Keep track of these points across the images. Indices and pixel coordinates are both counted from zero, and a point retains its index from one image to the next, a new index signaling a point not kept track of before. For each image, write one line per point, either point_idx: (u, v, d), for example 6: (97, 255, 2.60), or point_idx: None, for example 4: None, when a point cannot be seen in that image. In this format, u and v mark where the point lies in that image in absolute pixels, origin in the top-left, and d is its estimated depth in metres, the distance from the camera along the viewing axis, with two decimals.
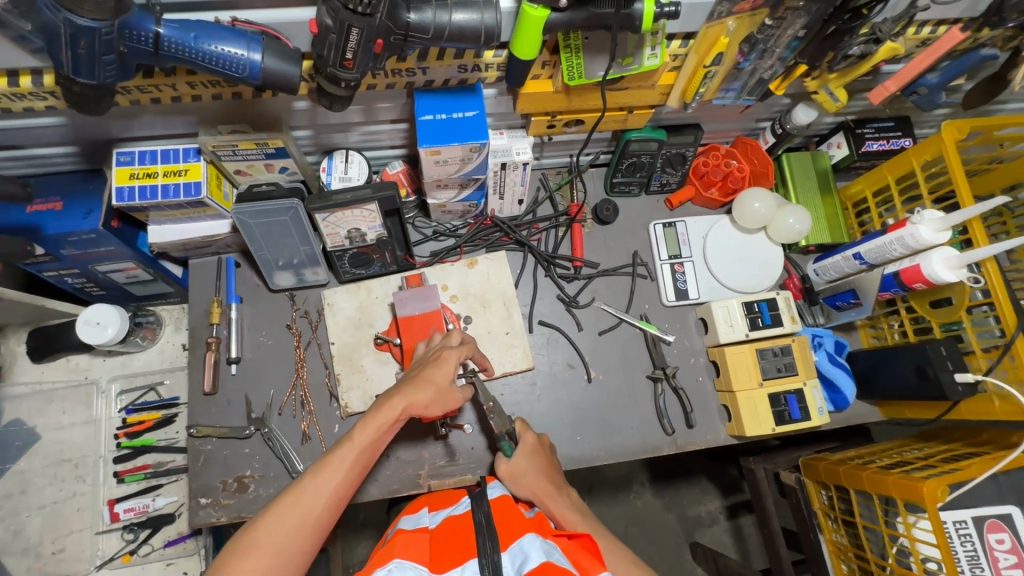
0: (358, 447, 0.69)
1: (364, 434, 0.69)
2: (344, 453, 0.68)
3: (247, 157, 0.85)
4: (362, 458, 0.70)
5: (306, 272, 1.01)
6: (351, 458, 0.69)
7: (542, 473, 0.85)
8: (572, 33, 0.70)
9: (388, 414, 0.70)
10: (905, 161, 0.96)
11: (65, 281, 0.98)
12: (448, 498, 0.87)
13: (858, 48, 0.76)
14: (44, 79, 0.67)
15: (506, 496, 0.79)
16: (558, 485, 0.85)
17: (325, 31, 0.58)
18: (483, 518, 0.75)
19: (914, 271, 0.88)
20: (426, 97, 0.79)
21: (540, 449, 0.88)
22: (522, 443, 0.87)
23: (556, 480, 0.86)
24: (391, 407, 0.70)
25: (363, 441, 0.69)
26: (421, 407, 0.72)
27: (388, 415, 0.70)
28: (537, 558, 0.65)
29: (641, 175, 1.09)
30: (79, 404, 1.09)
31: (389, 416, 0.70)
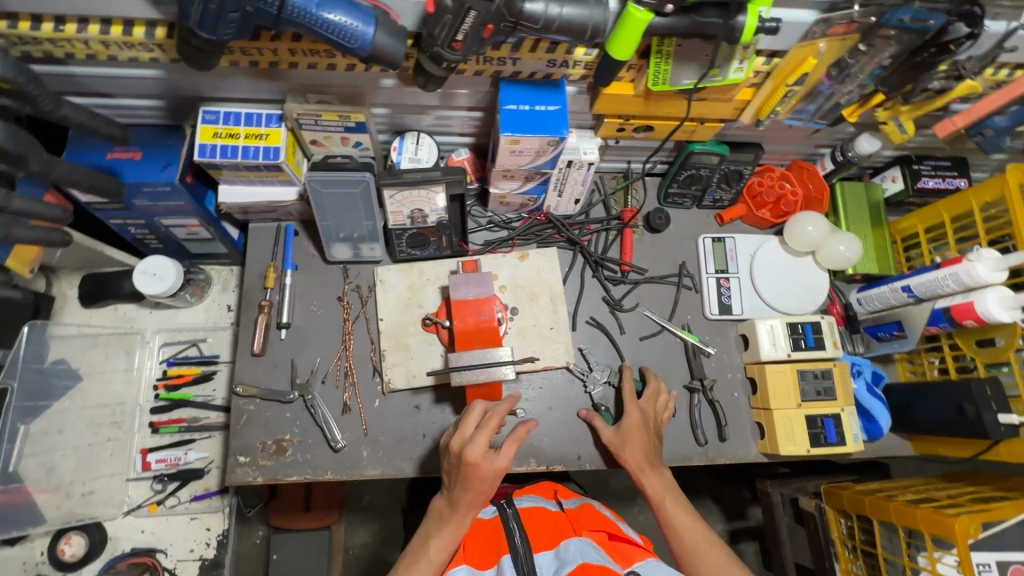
0: (489, 475, 0.75)
1: (482, 468, 0.75)
2: (475, 478, 0.75)
3: (327, 128, 0.87)
4: (489, 480, 0.76)
5: (363, 248, 1.03)
6: (484, 482, 0.75)
7: (643, 447, 0.91)
8: (666, 39, 0.71)
9: (505, 451, 0.76)
10: (964, 201, 0.98)
11: (128, 230, 1.01)
12: None
13: (937, 82, 0.79)
14: (157, 31, 0.69)
15: (536, 505, 0.81)
16: (653, 459, 0.91)
17: (443, 12, 0.61)
18: (514, 524, 0.76)
19: (966, 307, 0.89)
20: (511, 87, 0.81)
21: (642, 424, 0.93)
22: (627, 417, 0.93)
23: (653, 457, 0.91)
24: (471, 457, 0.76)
25: (491, 471, 0.75)
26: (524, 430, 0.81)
27: (508, 448, 0.77)
28: (573, 560, 0.68)
29: (696, 189, 1.11)
30: (122, 351, 1.10)
31: (511, 445, 0.77)
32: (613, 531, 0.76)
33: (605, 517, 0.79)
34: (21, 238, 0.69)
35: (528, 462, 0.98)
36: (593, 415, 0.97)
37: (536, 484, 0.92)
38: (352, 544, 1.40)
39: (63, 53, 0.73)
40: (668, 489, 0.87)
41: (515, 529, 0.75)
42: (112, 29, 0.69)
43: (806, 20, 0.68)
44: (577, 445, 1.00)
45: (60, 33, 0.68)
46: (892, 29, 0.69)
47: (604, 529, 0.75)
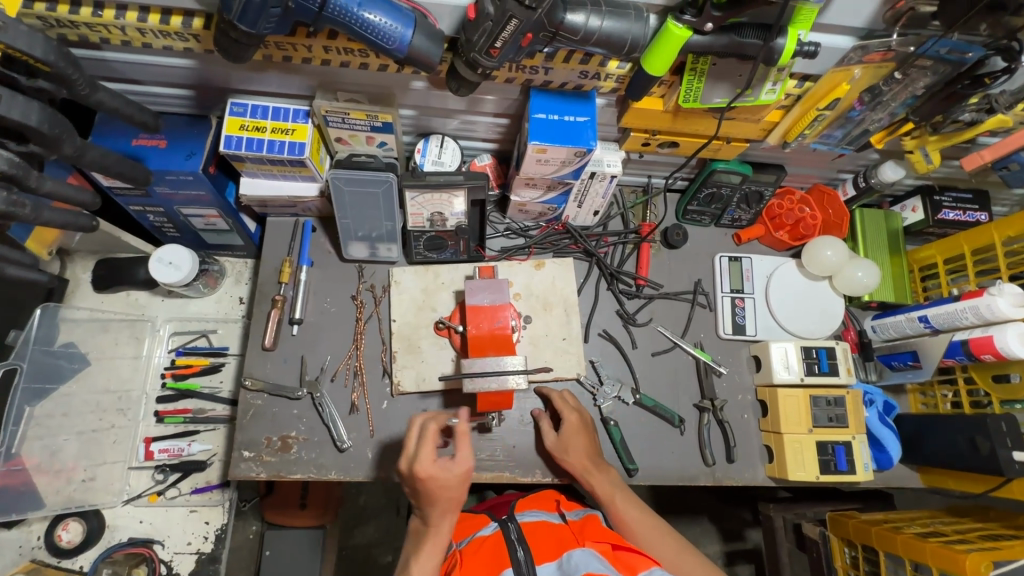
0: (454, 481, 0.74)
1: (440, 478, 0.74)
2: (436, 488, 0.74)
3: (353, 127, 0.87)
4: (459, 486, 0.75)
5: (380, 248, 1.03)
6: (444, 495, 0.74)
7: (581, 450, 0.90)
8: (701, 57, 0.71)
9: (461, 450, 0.76)
10: (986, 234, 0.98)
11: (147, 217, 1.01)
12: (473, 524, 0.85)
13: (968, 114, 0.78)
14: (194, 22, 0.70)
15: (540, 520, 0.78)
16: (597, 460, 0.90)
17: (484, 17, 0.61)
18: (516, 537, 0.73)
19: (985, 341, 0.88)
20: (542, 96, 0.81)
21: (584, 427, 0.92)
22: (566, 421, 0.92)
23: (596, 458, 0.90)
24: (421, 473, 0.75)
25: (450, 476, 0.74)
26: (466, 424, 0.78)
27: (464, 446, 0.76)
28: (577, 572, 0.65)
29: (715, 207, 1.11)
30: (131, 338, 1.09)
31: (465, 442, 0.77)
32: (617, 542, 0.73)
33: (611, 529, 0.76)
34: (45, 220, 0.69)
35: (533, 473, 0.97)
36: (542, 415, 0.96)
37: (537, 495, 0.91)
38: (350, 544, 1.39)
39: (98, 38, 0.74)
40: (616, 488, 0.87)
41: (517, 543, 0.71)
42: (151, 17, 0.69)
43: (843, 46, 0.68)
44: None
45: (99, 18, 0.69)
46: (929, 59, 0.68)
47: (608, 540, 0.72)
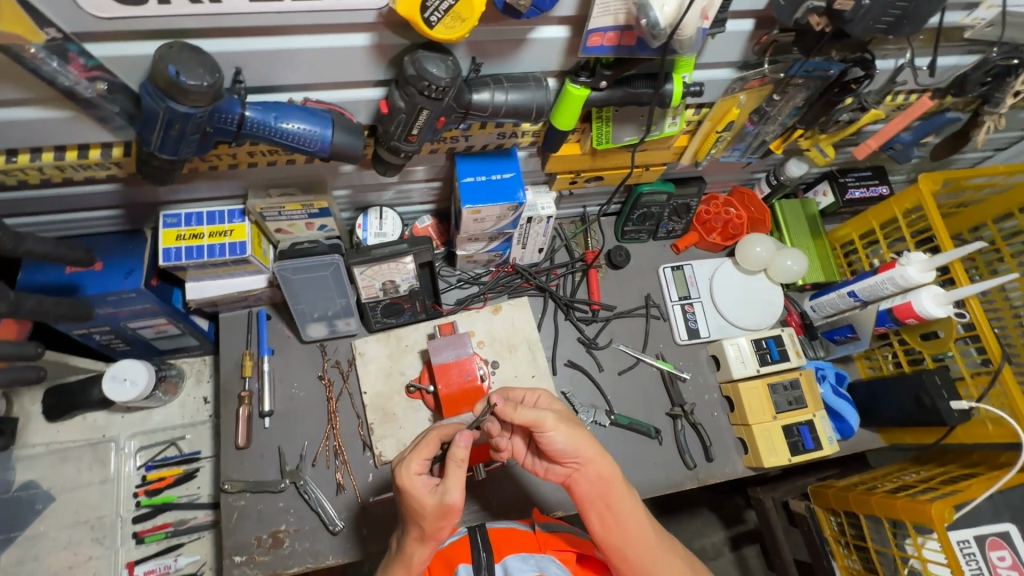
0: (427, 509, 0.69)
1: (418, 493, 0.71)
2: (441, 519, 0.69)
3: (291, 217, 0.89)
4: (438, 516, 0.69)
5: (339, 324, 1.04)
6: (438, 524, 0.70)
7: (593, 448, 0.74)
8: (604, 107, 0.78)
9: (452, 479, 0.70)
10: (888, 210, 1.07)
11: (92, 338, 0.97)
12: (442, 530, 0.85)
13: (847, 114, 0.86)
14: (113, 151, 0.70)
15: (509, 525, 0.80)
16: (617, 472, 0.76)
17: (396, 110, 0.64)
18: (481, 538, 0.75)
19: (906, 307, 0.97)
20: (466, 160, 0.85)
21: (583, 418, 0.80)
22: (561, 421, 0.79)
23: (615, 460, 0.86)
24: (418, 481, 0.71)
25: (431, 501, 0.70)
26: (464, 451, 0.70)
27: (455, 477, 0.70)
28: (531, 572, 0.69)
29: (650, 224, 1.18)
30: (96, 462, 1.06)
31: (456, 472, 0.70)
32: (584, 552, 0.78)
33: (577, 538, 0.81)
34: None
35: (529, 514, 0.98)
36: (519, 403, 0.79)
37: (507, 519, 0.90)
38: None
39: (16, 181, 0.73)
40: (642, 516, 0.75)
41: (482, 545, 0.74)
42: (67, 154, 0.69)
43: (726, 77, 0.75)
44: None
45: (13, 164, 0.68)
46: (801, 78, 0.77)
47: (573, 550, 0.76)
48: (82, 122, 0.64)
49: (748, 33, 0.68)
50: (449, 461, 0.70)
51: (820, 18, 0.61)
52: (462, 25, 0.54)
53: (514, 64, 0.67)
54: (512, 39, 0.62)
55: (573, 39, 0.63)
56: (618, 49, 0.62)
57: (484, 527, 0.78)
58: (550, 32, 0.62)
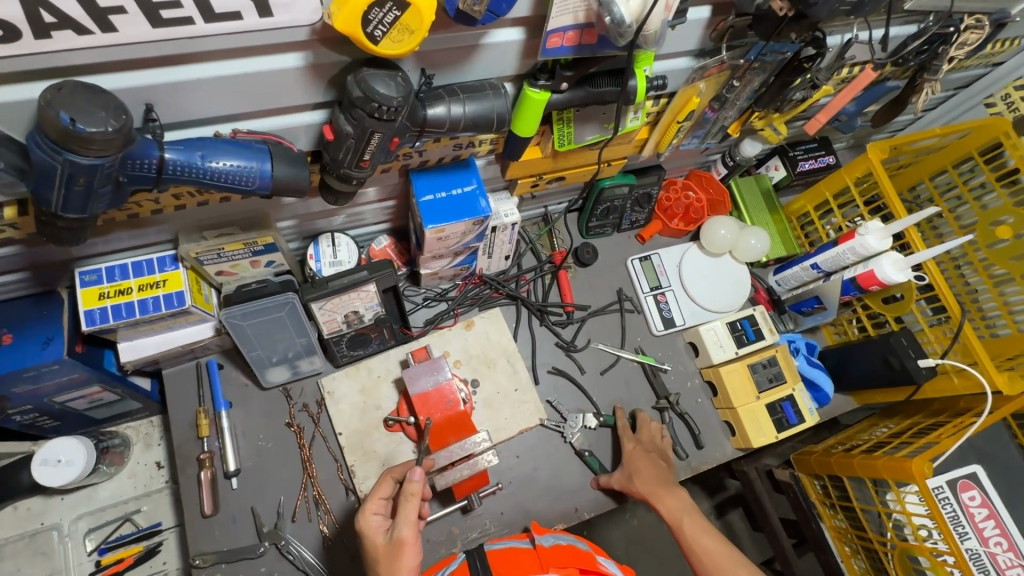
0: (378, 547, 0.70)
1: (373, 536, 0.71)
2: (396, 557, 0.68)
3: (232, 258, 0.79)
4: (389, 555, 0.68)
5: (301, 364, 0.95)
6: (394, 568, 0.67)
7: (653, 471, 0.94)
8: (564, 108, 0.73)
9: (405, 513, 0.70)
10: (840, 179, 1.10)
11: (13, 420, 0.84)
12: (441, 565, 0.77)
13: (800, 93, 0.86)
14: (5, 211, 0.59)
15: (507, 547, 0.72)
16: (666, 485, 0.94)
17: (344, 136, 0.57)
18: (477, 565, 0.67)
19: (869, 276, 1.00)
20: (422, 177, 0.79)
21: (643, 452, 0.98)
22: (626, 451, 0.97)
23: (663, 480, 0.94)
24: (368, 523, 0.73)
25: (383, 540, 0.70)
26: (419, 484, 0.71)
27: (408, 512, 0.70)
28: None
29: (614, 217, 1.15)
30: (39, 555, 0.94)
31: (410, 505, 0.70)
32: (585, 567, 0.69)
33: (580, 551, 0.72)
34: None
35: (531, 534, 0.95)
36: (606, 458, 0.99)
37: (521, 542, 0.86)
38: None
39: None
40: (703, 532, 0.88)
41: None
42: None
43: (685, 66, 0.73)
44: (573, 497, 0.99)
45: None
46: (756, 62, 0.75)
47: (576, 566, 0.68)
48: None
49: (706, 20, 0.65)
50: (405, 494, 0.71)
51: (783, 4, 0.59)
52: (410, 37, 0.48)
53: (467, 72, 0.61)
54: (463, 45, 0.56)
55: (529, 40, 0.58)
56: (578, 49, 0.58)
57: (483, 551, 0.71)
58: (504, 35, 0.57)
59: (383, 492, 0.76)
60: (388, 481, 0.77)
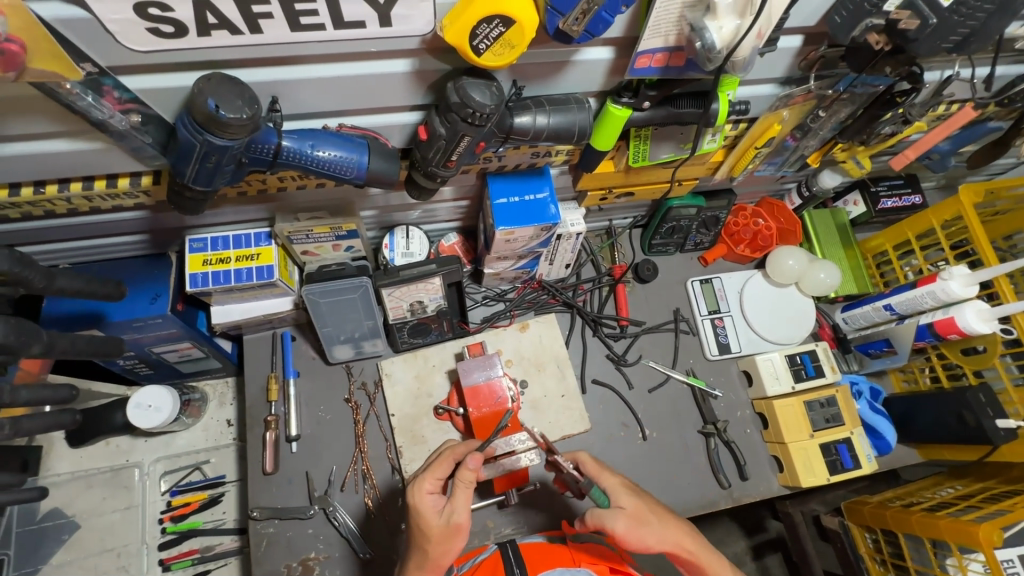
0: (434, 530, 0.69)
1: (427, 516, 0.70)
2: (451, 541, 0.69)
3: (318, 240, 0.87)
4: (445, 537, 0.69)
5: (365, 345, 1.02)
6: (446, 546, 0.69)
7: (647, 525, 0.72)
8: (642, 126, 0.76)
9: (461, 499, 0.70)
10: (925, 220, 1.05)
11: (117, 364, 0.95)
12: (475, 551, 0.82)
13: (890, 127, 0.84)
14: (142, 180, 0.68)
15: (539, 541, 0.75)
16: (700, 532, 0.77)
17: (436, 137, 0.62)
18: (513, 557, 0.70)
19: (948, 323, 0.95)
20: (499, 180, 0.83)
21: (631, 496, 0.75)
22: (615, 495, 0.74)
23: None
24: (423, 500, 0.71)
25: (438, 522, 0.69)
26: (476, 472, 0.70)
27: (464, 497, 0.70)
28: None
29: (678, 237, 1.15)
30: (121, 488, 1.05)
31: (465, 491, 0.70)
32: (616, 565, 0.71)
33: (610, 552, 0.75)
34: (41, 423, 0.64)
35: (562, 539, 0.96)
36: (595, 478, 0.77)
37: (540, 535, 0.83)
38: None
39: (43, 211, 0.72)
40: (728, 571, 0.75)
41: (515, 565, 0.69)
42: (96, 184, 0.67)
43: (769, 93, 0.73)
44: None
45: (41, 195, 0.67)
46: (846, 93, 0.74)
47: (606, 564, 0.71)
48: (113, 153, 0.62)
49: (797, 49, 0.65)
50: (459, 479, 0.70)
51: (880, 37, 0.58)
52: (511, 51, 0.52)
53: (555, 86, 0.65)
54: (556, 61, 0.60)
55: (618, 60, 0.61)
56: (665, 70, 0.60)
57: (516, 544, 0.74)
58: (595, 54, 0.60)
59: (440, 469, 0.73)
60: (445, 458, 0.74)
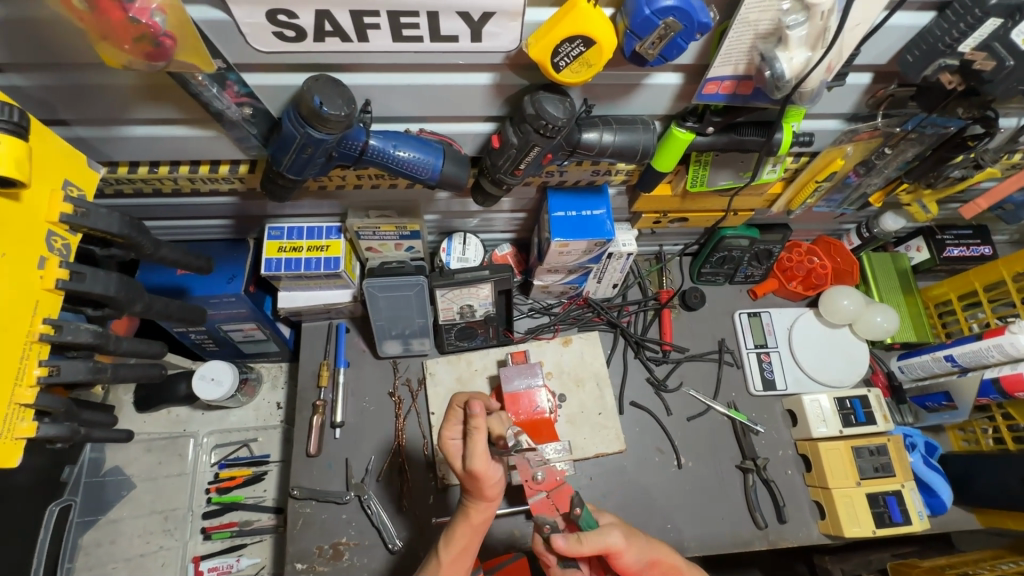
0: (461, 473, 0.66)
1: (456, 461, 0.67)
2: (478, 483, 0.65)
3: (383, 238, 0.93)
4: (472, 479, 0.65)
5: (413, 343, 1.06)
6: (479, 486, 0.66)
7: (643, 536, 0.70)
8: (703, 152, 0.78)
9: (474, 446, 0.63)
10: (994, 270, 1.01)
11: (189, 336, 1.03)
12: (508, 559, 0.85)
13: (960, 171, 0.82)
14: (240, 168, 0.76)
15: None
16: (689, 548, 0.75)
17: (508, 146, 0.66)
18: None
19: (1015, 379, 0.90)
20: (558, 195, 0.87)
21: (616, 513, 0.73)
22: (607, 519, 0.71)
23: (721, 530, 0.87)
24: (451, 443, 0.68)
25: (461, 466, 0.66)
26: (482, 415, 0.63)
27: (478, 440, 0.63)
28: None
29: (728, 267, 1.15)
30: (175, 455, 1.12)
31: (478, 432, 0.64)
32: None
33: None
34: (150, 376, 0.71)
35: None
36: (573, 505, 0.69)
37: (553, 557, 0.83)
38: None
39: (154, 190, 0.81)
40: None
41: None
42: (201, 168, 0.75)
43: (834, 128, 0.74)
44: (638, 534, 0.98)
45: (154, 174, 0.75)
46: (914, 133, 0.74)
47: None
48: (222, 141, 0.70)
49: (865, 86, 0.66)
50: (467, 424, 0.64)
51: (954, 77, 0.59)
52: (588, 69, 0.56)
53: (623, 107, 0.69)
54: (627, 83, 0.63)
55: (687, 86, 0.64)
56: (731, 97, 0.63)
57: None
58: (664, 78, 0.63)
59: (458, 418, 0.69)
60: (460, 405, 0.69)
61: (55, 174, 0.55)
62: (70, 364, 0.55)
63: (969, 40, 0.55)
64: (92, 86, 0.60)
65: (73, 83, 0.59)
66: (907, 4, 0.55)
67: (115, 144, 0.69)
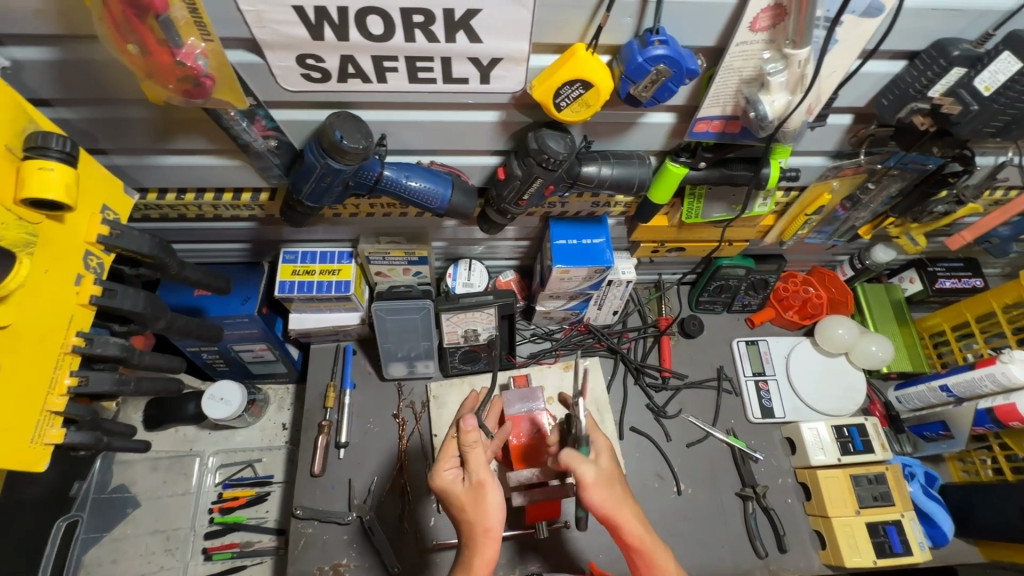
0: (460, 495, 0.70)
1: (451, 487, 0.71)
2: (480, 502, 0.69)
3: (392, 263, 0.97)
4: (472, 499, 0.69)
5: (418, 365, 1.09)
6: (481, 511, 0.69)
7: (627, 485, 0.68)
8: (696, 186, 0.83)
9: (474, 460, 0.70)
10: (984, 302, 1.04)
11: (201, 356, 1.06)
12: None
13: (943, 206, 0.87)
14: (261, 196, 0.81)
15: None
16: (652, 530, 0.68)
17: (513, 178, 0.70)
18: None
19: (1009, 409, 0.91)
20: (560, 225, 0.92)
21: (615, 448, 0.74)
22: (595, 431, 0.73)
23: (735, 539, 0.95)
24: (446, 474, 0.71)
25: (461, 488, 0.70)
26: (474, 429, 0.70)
27: (478, 457, 0.70)
28: None
29: (725, 296, 1.18)
30: (180, 475, 1.13)
31: (477, 450, 0.70)
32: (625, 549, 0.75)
33: None
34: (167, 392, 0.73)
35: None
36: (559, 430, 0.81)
37: None
38: None
39: (178, 214, 0.86)
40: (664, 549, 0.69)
41: None
42: (225, 195, 0.80)
43: (819, 164, 0.79)
44: None
45: (181, 200, 0.81)
46: (895, 169, 0.80)
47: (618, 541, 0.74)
48: (247, 171, 0.75)
49: (846, 126, 0.71)
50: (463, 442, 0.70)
51: (925, 118, 0.63)
52: (587, 109, 0.61)
53: (620, 143, 0.74)
54: (623, 122, 0.69)
55: (679, 124, 0.69)
56: (721, 135, 0.68)
57: None
58: (658, 117, 0.68)
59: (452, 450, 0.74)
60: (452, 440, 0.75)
61: (95, 199, 0.60)
62: (97, 376, 0.58)
63: (936, 86, 0.60)
64: (133, 120, 0.65)
65: (114, 116, 0.65)
66: (877, 54, 0.61)
67: (148, 172, 0.75)
